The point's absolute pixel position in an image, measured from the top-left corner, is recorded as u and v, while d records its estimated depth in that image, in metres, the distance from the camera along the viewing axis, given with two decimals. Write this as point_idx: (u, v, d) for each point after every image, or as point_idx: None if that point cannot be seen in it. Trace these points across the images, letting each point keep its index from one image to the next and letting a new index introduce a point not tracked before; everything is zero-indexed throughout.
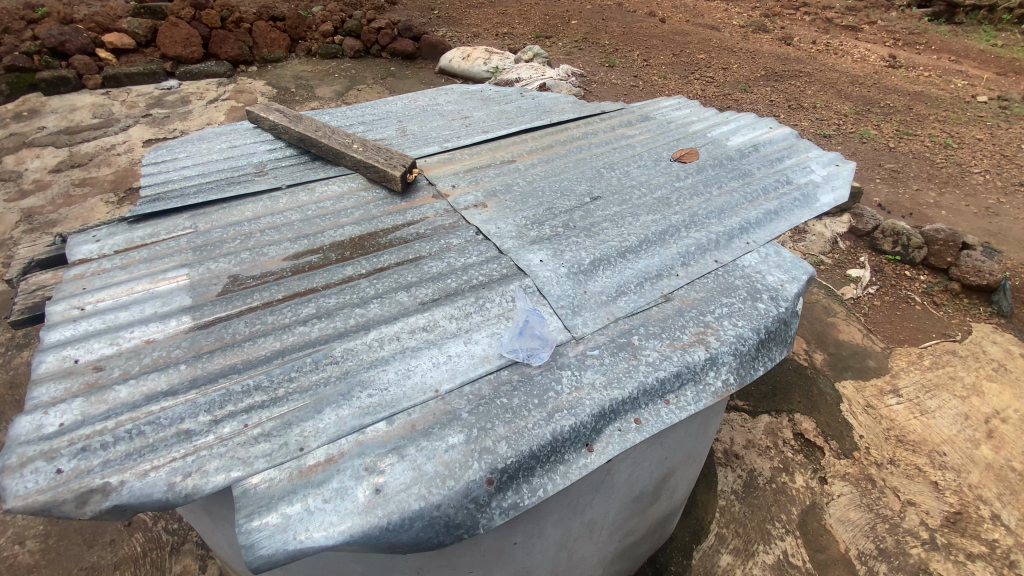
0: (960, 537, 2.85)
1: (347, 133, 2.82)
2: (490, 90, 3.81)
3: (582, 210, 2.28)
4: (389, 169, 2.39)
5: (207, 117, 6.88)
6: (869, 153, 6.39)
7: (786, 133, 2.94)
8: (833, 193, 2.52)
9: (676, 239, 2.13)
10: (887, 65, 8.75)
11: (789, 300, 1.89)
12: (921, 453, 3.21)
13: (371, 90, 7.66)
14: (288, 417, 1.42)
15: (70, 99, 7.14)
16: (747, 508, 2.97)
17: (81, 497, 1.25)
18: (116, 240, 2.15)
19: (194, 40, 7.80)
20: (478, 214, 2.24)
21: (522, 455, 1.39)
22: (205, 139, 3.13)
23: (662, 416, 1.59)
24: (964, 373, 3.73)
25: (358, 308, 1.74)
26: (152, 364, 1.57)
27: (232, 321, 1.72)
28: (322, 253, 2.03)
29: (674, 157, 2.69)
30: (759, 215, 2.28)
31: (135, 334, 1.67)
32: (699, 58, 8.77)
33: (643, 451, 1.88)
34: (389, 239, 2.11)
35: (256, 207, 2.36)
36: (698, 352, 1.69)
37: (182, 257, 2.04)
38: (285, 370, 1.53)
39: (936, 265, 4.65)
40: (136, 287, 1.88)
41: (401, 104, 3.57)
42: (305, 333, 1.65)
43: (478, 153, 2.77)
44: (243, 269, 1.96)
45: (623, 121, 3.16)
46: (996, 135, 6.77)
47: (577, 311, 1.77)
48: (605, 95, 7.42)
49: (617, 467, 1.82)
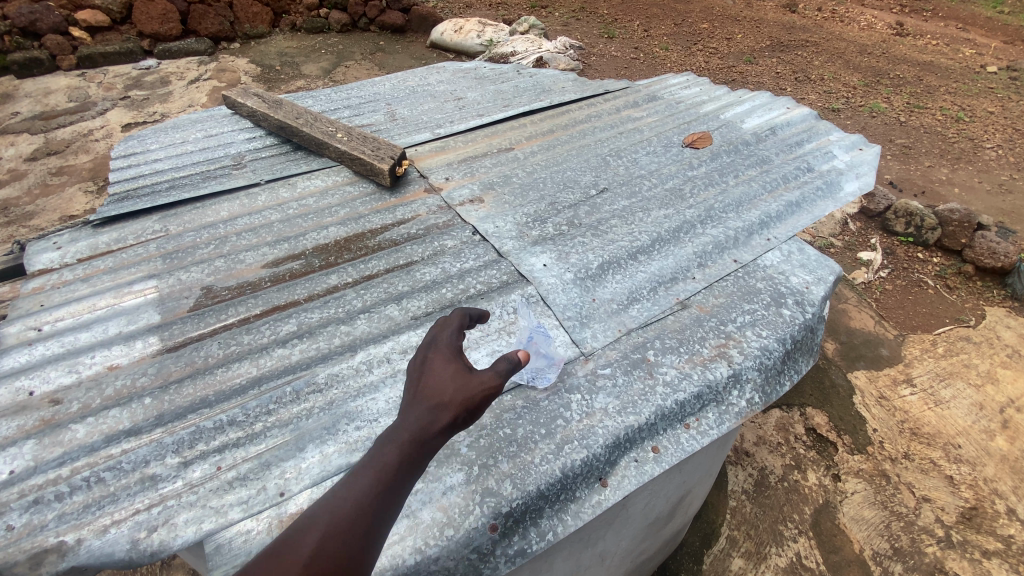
0: (976, 534, 2.73)
1: (332, 120, 2.61)
2: (485, 68, 3.57)
3: (588, 205, 2.10)
4: (377, 162, 2.18)
5: (188, 99, 6.57)
6: (879, 128, 6.15)
7: (805, 113, 2.74)
8: (857, 180, 2.34)
9: (691, 237, 1.95)
10: (895, 33, 8.42)
11: (816, 305, 1.74)
12: (936, 446, 3.09)
13: (360, 66, 7.32)
14: (266, 457, 1.27)
15: (45, 82, 6.84)
16: (759, 508, 2.87)
17: (34, 558, 1.12)
18: (79, 247, 2.00)
19: (172, 16, 7.41)
20: (475, 211, 2.05)
21: (529, 496, 1.25)
22: (180, 128, 2.98)
23: (682, 443, 1.44)
24: (978, 361, 3.59)
25: (343, 325, 1.57)
26: (115, 397, 1.42)
27: (205, 342, 1.55)
28: (305, 259, 1.85)
29: (685, 141, 2.49)
30: (780, 208, 2.10)
31: (96, 360, 1.53)
32: (702, 27, 8.41)
33: (661, 480, 1.74)
34: (377, 241, 1.93)
35: (232, 207, 2.17)
36: (721, 369, 1.54)
37: (151, 266, 1.88)
38: (262, 402, 1.37)
39: (949, 247, 4.48)
40: (99, 302, 1.73)
41: (390, 84, 3.34)
42: (284, 356, 1.48)
43: (474, 140, 2.56)
44: (217, 279, 1.79)
45: (628, 101, 2.94)
46: (1009, 108, 6.50)
47: (585, 323, 1.61)
48: (605, 68, 7.12)
49: (634, 499, 1.69)
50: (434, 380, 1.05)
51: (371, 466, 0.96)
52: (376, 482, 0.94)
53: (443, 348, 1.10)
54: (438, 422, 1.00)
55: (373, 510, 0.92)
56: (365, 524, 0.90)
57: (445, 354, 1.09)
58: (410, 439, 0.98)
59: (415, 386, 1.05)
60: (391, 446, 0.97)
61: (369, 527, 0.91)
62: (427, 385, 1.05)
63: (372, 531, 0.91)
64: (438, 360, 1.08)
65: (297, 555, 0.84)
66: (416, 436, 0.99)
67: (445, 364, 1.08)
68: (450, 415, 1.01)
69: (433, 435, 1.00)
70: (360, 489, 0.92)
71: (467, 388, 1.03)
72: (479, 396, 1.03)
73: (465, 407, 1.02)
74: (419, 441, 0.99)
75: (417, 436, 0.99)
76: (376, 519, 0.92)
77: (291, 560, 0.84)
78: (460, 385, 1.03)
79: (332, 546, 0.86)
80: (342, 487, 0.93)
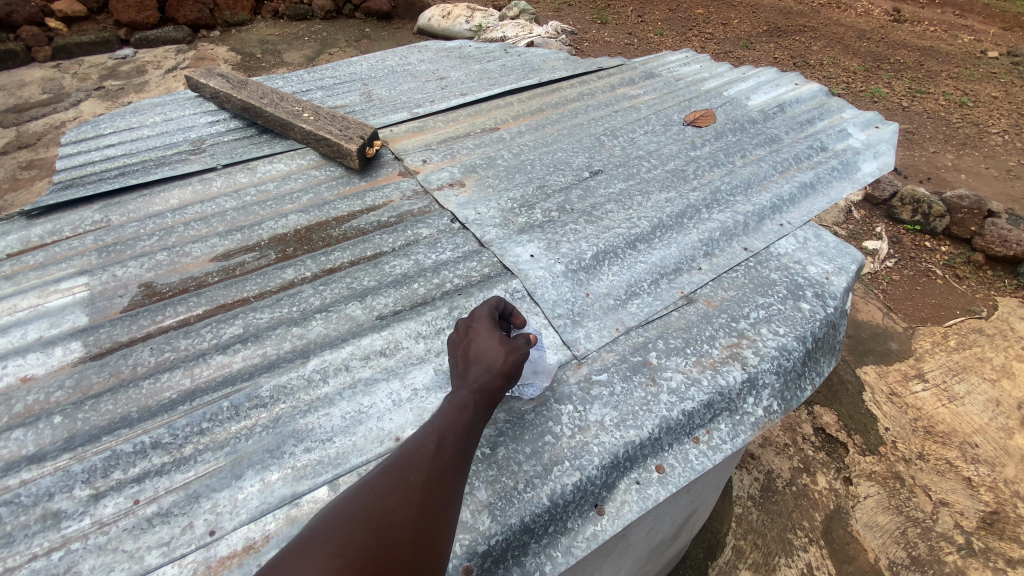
0: (998, 541, 2.56)
1: (299, 99, 2.37)
2: (470, 47, 3.34)
3: (581, 188, 1.88)
4: (345, 142, 1.96)
5: (165, 88, 6.28)
6: (882, 113, 5.96)
7: (815, 90, 2.53)
8: (875, 160, 2.14)
9: (696, 223, 1.74)
10: (893, 18, 8.22)
11: (838, 298, 1.53)
12: (951, 446, 2.91)
13: (345, 53, 7.05)
14: (196, 487, 1.06)
15: (16, 73, 6.52)
16: (766, 516, 2.69)
17: None
18: (8, 241, 1.77)
19: (149, 4, 7.12)
20: (455, 196, 1.83)
21: (512, 531, 1.04)
22: (139, 111, 2.73)
23: (691, 461, 1.23)
24: (993, 354, 3.41)
25: (296, 327, 1.35)
26: (23, 415, 1.20)
27: (135, 348, 1.33)
28: (259, 251, 1.63)
29: (687, 119, 2.27)
30: (793, 190, 1.90)
31: (7, 371, 1.30)
32: (697, 13, 8.17)
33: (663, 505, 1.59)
34: (343, 230, 1.70)
35: (184, 194, 1.94)
36: (734, 373, 1.33)
37: (83, 261, 1.65)
38: (194, 419, 1.16)
39: (958, 235, 4.30)
40: (20, 303, 1.51)
41: (367, 64, 3.10)
42: (225, 364, 1.27)
43: (456, 120, 2.34)
44: (159, 274, 1.57)
45: (624, 79, 2.72)
46: (1013, 92, 6.32)
47: (578, 322, 1.40)
48: (598, 54, 6.89)
49: (634, 529, 1.52)
50: (483, 345, 1.07)
51: (449, 412, 0.99)
52: (454, 429, 0.96)
53: (490, 315, 1.13)
54: (497, 379, 1.03)
55: (455, 454, 0.93)
56: (450, 465, 0.92)
57: (487, 321, 1.11)
58: (476, 393, 1.01)
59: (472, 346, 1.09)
60: (459, 399, 1.00)
61: (454, 467, 0.92)
62: (476, 348, 1.06)
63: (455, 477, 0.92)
64: (483, 329, 1.10)
65: (397, 491, 0.85)
66: (484, 387, 1.02)
67: (489, 330, 1.09)
68: (507, 373, 1.04)
69: (496, 390, 1.03)
70: (442, 433, 0.95)
71: (515, 353, 1.07)
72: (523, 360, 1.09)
73: (516, 369, 1.06)
74: (483, 395, 1.01)
75: (481, 390, 1.01)
76: (458, 464, 0.93)
77: (392, 495, 0.85)
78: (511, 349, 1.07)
79: (428, 484, 0.88)
80: (422, 437, 0.94)
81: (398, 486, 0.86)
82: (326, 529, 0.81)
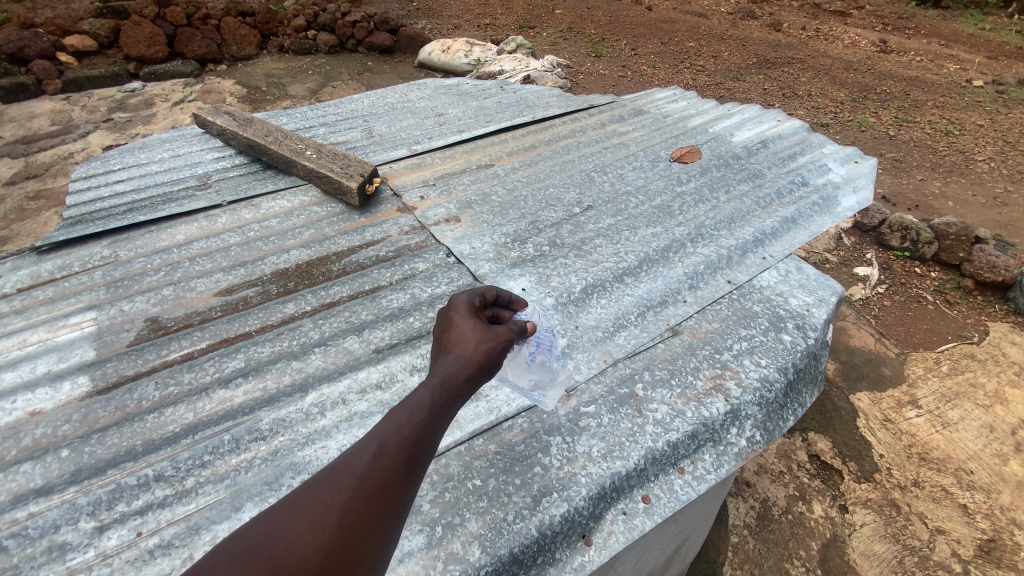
0: (997, 570, 2.55)
1: (302, 137, 2.47)
2: (467, 84, 3.48)
3: (571, 224, 1.96)
4: (345, 180, 2.05)
5: (172, 121, 6.46)
6: (869, 142, 6.12)
7: (797, 126, 2.64)
8: (854, 194, 2.23)
9: (681, 256, 1.82)
10: (879, 50, 8.48)
11: (818, 330, 1.59)
12: (946, 473, 2.93)
13: (347, 87, 7.27)
14: (196, 519, 1.10)
15: (28, 106, 6.72)
16: (762, 545, 2.69)
17: None
18: (19, 277, 1.84)
19: (159, 40, 7.38)
20: (450, 231, 1.91)
21: (501, 561, 1.08)
22: (148, 148, 2.84)
23: (676, 490, 1.27)
24: (985, 380, 3.45)
25: (296, 361, 1.41)
26: (31, 449, 1.25)
27: (141, 382, 1.38)
28: (261, 286, 1.69)
29: (673, 155, 2.37)
30: (775, 224, 1.98)
31: (18, 405, 1.35)
32: (689, 46, 8.45)
33: (653, 534, 1.62)
34: (342, 265, 1.77)
35: (189, 230, 2.02)
36: (717, 404, 1.38)
37: (92, 296, 1.72)
38: (196, 452, 1.20)
39: (947, 261, 4.37)
40: (30, 338, 1.56)
41: (368, 101, 3.23)
42: (227, 398, 1.32)
43: (453, 157, 2.44)
44: (164, 309, 1.63)
45: (614, 116, 2.83)
46: (997, 121, 6.50)
47: (567, 355, 1.46)
48: (593, 86, 7.10)
49: (625, 558, 1.55)
50: (456, 333, 1.03)
51: (399, 413, 0.91)
52: (402, 434, 0.88)
53: (462, 305, 1.09)
54: (467, 369, 0.98)
55: (397, 462, 0.85)
56: (388, 473, 0.83)
57: (465, 309, 1.08)
58: (433, 393, 0.94)
59: (441, 336, 1.04)
60: (415, 398, 0.93)
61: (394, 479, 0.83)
62: (449, 337, 1.02)
63: (399, 484, 0.84)
64: (456, 316, 1.06)
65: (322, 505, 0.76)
66: (444, 384, 0.96)
67: (466, 317, 1.06)
68: (474, 364, 0.99)
69: (459, 388, 0.97)
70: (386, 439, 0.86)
71: (488, 340, 1.03)
72: (501, 349, 1.05)
73: (487, 361, 1.01)
74: (444, 391, 0.95)
75: (444, 385, 0.96)
76: (405, 471, 0.86)
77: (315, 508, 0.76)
78: (481, 340, 1.02)
79: (357, 497, 0.79)
80: (367, 437, 0.87)
81: (323, 500, 0.77)
82: (237, 539, 0.72)
